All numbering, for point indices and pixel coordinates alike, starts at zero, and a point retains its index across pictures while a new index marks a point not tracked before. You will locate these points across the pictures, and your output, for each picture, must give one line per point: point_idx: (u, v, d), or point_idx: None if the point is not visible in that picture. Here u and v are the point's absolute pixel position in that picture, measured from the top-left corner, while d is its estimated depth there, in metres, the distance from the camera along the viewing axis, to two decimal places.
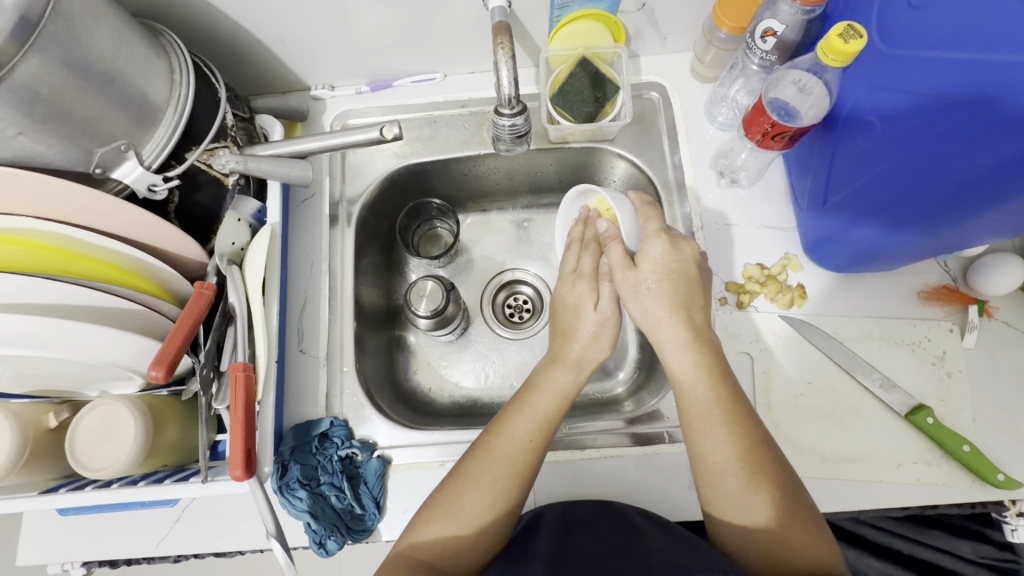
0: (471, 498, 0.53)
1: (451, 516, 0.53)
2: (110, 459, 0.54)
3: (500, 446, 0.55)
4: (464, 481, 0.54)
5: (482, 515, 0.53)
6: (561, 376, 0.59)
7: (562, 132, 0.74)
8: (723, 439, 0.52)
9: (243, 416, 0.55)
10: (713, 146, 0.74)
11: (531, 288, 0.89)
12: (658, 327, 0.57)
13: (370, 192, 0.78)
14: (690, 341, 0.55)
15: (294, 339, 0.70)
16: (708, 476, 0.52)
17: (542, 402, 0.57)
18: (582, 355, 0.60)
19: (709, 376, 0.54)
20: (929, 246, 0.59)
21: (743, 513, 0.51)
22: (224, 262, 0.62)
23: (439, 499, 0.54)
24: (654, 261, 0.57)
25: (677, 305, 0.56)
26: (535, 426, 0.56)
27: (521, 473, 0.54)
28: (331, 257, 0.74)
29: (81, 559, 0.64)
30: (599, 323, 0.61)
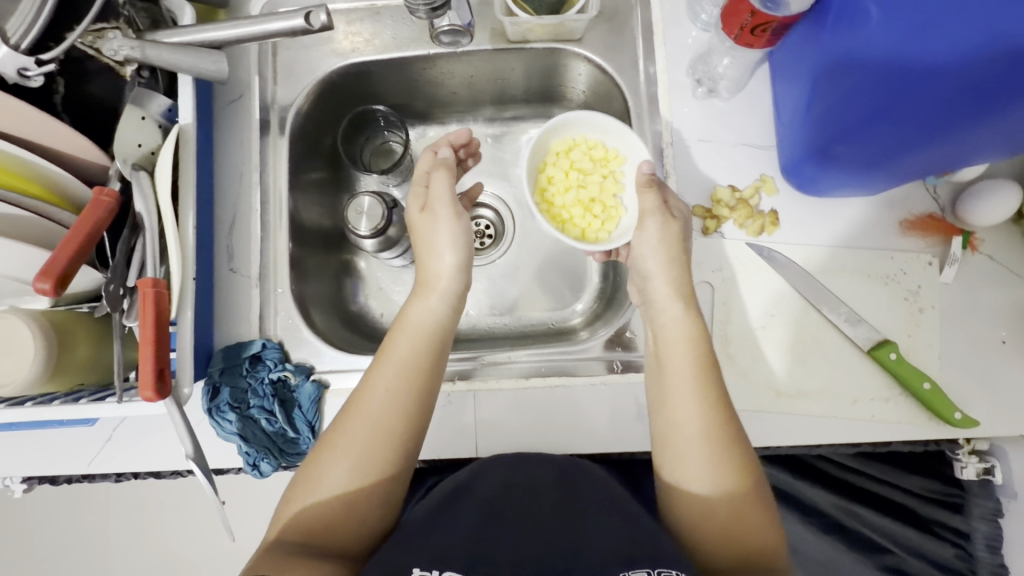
0: (338, 456, 0.49)
1: (330, 479, 0.48)
2: (11, 376, 0.50)
3: (369, 404, 0.51)
4: (336, 437, 0.50)
5: (359, 470, 0.49)
6: (420, 310, 0.56)
7: (520, 28, 0.64)
8: (693, 403, 0.50)
9: (153, 335, 0.51)
10: (693, 49, 0.65)
11: (491, 210, 0.82)
12: (652, 290, 0.56)
13: (306, 96, 0.69)
14: (690, 306, 0.54)
15: (224, 257, 0.65)
16: (677, 447, 0.50)
17: (404, 345, 0.54)
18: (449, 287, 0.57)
19: (692, 334, 0.53)
20: (911, 167, 0.54)
21: (698, 486, 0.49)
22: (128, 167, 0.54)
23: (312, 463, 0.50)
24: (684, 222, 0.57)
25: (677, 267, 0.55)
26: (400, 367, 0.53)
27: (392, 419, 0.51)
28: (263, 168, 0.67)
29: (15, 475, 0.63)
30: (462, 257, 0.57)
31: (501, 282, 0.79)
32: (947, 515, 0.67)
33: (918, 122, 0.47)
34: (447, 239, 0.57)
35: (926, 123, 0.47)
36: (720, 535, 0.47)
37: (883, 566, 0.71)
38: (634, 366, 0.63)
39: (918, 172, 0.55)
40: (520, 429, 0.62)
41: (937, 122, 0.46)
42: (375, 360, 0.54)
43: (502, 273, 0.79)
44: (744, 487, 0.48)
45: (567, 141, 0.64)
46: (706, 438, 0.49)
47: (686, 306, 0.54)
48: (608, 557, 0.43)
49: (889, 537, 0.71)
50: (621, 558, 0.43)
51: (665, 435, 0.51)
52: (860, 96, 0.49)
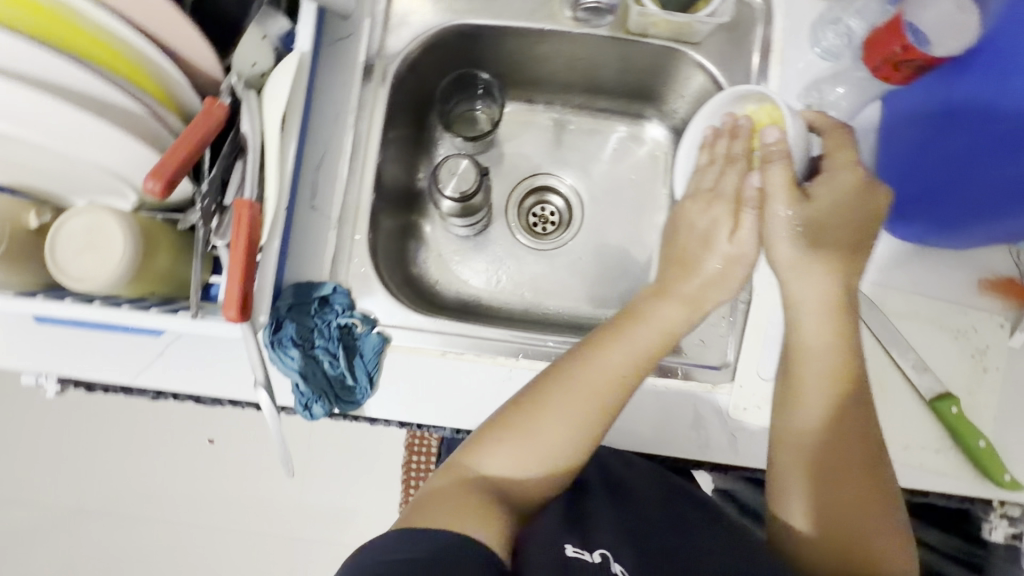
0: (550, 423, 0.47)
1: (515, 448, 0.46)
2: (92, 271, 0.49)
3: (588, 378, 0.48)
4: (551, 401, 0.48)
5: (567, 441, 0.47)
6: (672, 311, 0.52)
7: (644, 20, 0.64)
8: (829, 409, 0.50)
9: (244, 257, 0.50)
10: (809, 75, 0.65)
11: (562, 198, 0.83)
12: (801, 294, 0.51)
13: (414, 48, 0.68)
14: (836, 306, 0.51)
15: (307, 193, 0.64)
16: (823, 452, 0.49)
17: (644, 334, 0.51)
18: (699, 292, 0.52)
19: (845, 352, 0.50)
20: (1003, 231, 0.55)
21: (822, 494, 0.49)
22: (241, 83, 0.54)
23: (514, 417, 0.47)
24: (834, 197, 0.51)
25: (835, 266, 0.51)
26: (633, 357, 0.50)
27: (606, 400, 0.48)
28: (359, 113, 0.66)
29: (58, 374, 0.61)
30: (730, 258, 0.52)
31: (559, 270, 0.81)
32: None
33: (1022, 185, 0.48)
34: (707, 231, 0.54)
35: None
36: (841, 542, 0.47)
37: None
38: (700, 376, 0.62)
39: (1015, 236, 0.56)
40: None
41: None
42: (604, 335, 0.51)
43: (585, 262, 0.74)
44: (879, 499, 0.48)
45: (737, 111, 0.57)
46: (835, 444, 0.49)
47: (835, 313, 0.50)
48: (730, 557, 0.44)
49: None
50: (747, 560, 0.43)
51: (794, 443, 0.50)
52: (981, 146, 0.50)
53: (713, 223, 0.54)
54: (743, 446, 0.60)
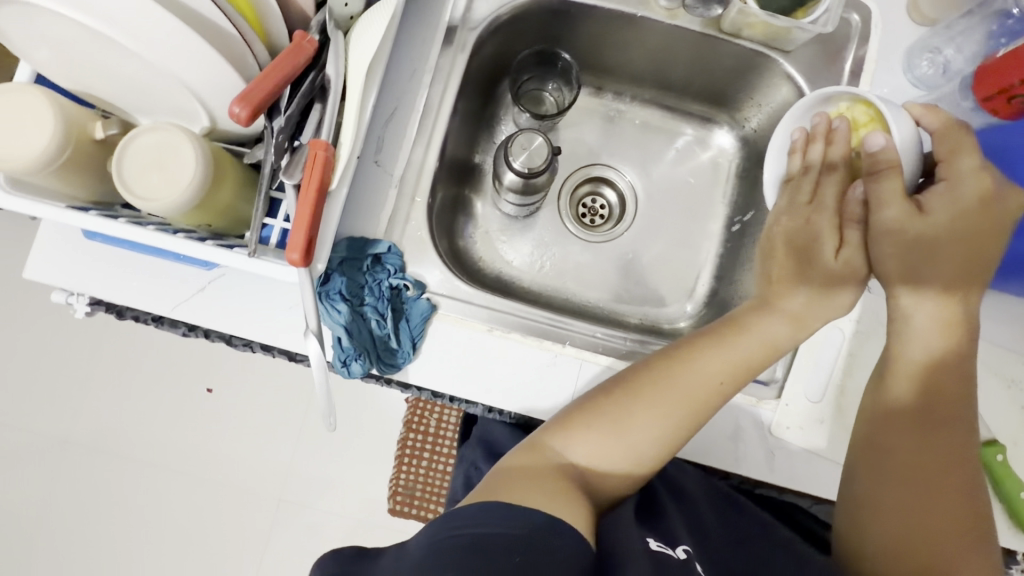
0: (645, 418, 0.48)
1: (608, 436, 0.47)
2: (159, 193, 0.47)
3: (689, 379, 0.49)
4: (648, 396, 0.49)
5: (657, 437, 0.48)
6: (776, 325, 0.53)
7: (742, 19, 0.62)
8: (917, 439, 0.51)
9: (315, 199, 0.48)
10: (898, 100, 0.63)
11: (616, 193, 0.82)
12: (908, 326, 0.52)
13: (500, 15, 0.66)
14: (948, 325, 0.51)
15: (372, 147, 0.62)
16: (908, 474, 0.51)
17: (749, 345, 0.52)
18: (806, 309, 0.53)
19: (940, 368, 0.52)
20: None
21: (899, 520, 0.50)
22: (331, 23, 0.52)
23: (610, 406, 0.48)
24: (949, 209, 0.50)
25: (951, 280, 0.51)
26: (736, 366, 0.51)
27: (704, 400, 0.49)
28: (436, 73, 0.64)
29: (93, 294, 0.60)
30: (833, 276, 0.53)
31: (605, 265, 0.79)
32: None
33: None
34: (808, 244, 0.54)
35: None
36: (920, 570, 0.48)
37: None
38: (743, 388, 0.61)
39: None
40: None
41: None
42: (707, 341, 0.52)
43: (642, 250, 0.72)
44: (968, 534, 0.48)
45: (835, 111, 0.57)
46: (918, 473, 0.50)
47: (947, 345, 0.51)
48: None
49: None
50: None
51: (872, 468, 0.52)
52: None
53: (818, 238, 0.54)
54: (780, 466, 0.59)
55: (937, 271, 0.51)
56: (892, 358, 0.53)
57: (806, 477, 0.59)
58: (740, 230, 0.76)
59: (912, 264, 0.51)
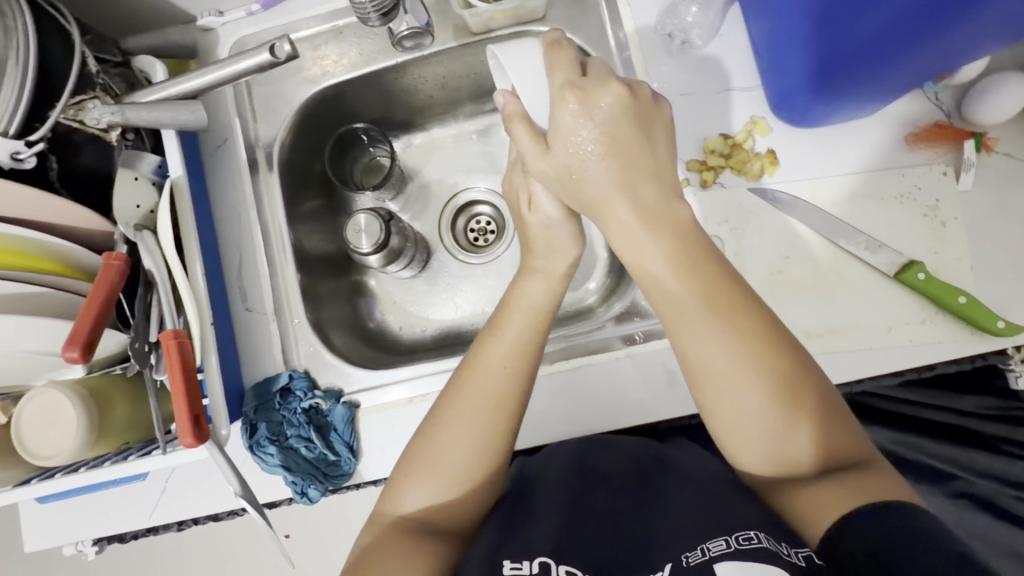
0: (447, 443, 0.49)
1: (433, 470, 0.49)
2: (61, 444, 0.52)
3: (475, 380, 0.50)
4: (442, 428, 0.50)
5: (465, 458, 0.49)
6: (535, 288, 0.55)
7: (481, 18, 0.64)
8: (718, 359, 0.45)
9: (183, 383, 0.53)
10: (658, 4, 0.63)
11: (488, 206, 0.84)
12: (640, 257, 0.48)
13: (286, 129, 0.70)
14: (654, 218, 0.47)
15: (238, 298, 0.67)
16: (706, 379, 0.46)
17: (516, 323, 0.53)
18: (550, 262, 0.55)
19: (677, 261, 0.47)
20: (906, 74, 0.52)
21: (752, 447, 0.46)
22: (131, 228, 0.56)
23: (414, 457, 0.50)
24: (574, 132, 0.47)
25: (623, 182, 0.47)
26: (512, 348, 0.51)
27: (497, 392, 0.50)
28: (259, 207, 0.69)
29: (88, 538, 0.65)
30: (545, 227, 0.55)
31: (508, 276, 0.81)
32: (1009, 429, 0.67)
33: (885, 35, 0.46)
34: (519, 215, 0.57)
35: (892, 32, 0.46)
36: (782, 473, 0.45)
37: (955, 493, 0.69)
38: (656, 334, 0.61)
39: (902, 86, 0.55)
40: (568, 414, 0.61)
41: (900, 28, 0.45)
42: (481, 341, 0.53)
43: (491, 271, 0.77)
44: (796, 420, 0.44)
45: None
46: (737, 386, 0.45)
47: (681, 256, 0.47)
48: (676, 536, 0.47)
49: (954, 463, 0.70)
50: (694, 533, 0.46)
51: (707, 412, 0.47)
52: (825, 28, 0.48)
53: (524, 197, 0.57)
54: None
55: (606, 180, 0.47)
56: (646, 277, 0.49)
57: None
58: None
59: (585, 196, 0.49)
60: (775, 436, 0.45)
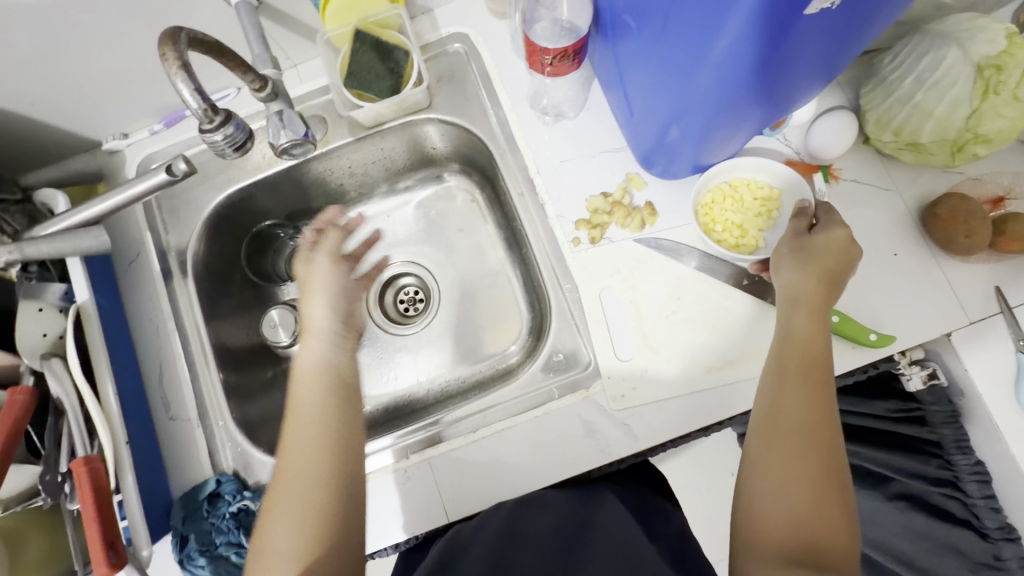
0: (277, 531, 0.48)
1: (264, 563, 0.48)
2: None
3: (291, 454, 0.52)
4: (272, 537, 0.48)
5: (292, 544, 0.48)
6: (318, 348, 0.57)
7: (371, 114, 0.69)
8: (798, 419, 0.50)
9: (94, 510, 0.52)
10: (530, 83, 0.70)
11: (414, 277, 0.86)
12: (790, 323, 0.56)
13: (199, 234, 0.72)
14: (817, 316, 0.55)
15: (161, 408, 0.67)
16: (780, 435, 0.50)
17: (305, 392, 0.54)
18: (314, 321, 0.59)
19: (815, 341, 0.54)
20: (754, 128, 0.56)
21: (787, 492, 0.48)
22: (38, 358, 0.57)
23: (254, 562, 0.48)
24: (826, 246, 0.56)
25: (823, 284, 0.55)
26: (314, 419, 0.53)
27: (312, 462, 0.51)
28: (177, 314, 0.70)
29: None
30: (329, 275, 0.61)
31: (438, 341, 0.82)
32: (916, 429, 0.70)
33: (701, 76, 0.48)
34: (320, 284, 0.60)
35: (717, 101, 0.50)
36: (792, 531, 0.47)
37: (892, 494, 0.71)
38: (571, 387, 0.64)
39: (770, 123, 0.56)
40: (498, 480, 0.62)
41: (724, 98, 0.49)
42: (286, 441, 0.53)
43: None
44: (819, 497, 0.47)
45: (733, 182, 0.65)
46: (800, 457, 0.49)
47: (813, 359, 0.53)
48: None
49: (880, 467, 0.73)
50: None
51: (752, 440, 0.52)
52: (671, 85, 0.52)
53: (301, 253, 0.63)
54: (640, 431, 0.61)
55: (802, 282, 0.56)
56: (785, 335, 0.55)
57: (663, 425, 0.61)
58: (517, 245, 0.80)
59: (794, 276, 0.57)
60: (791, 501, 0.48)
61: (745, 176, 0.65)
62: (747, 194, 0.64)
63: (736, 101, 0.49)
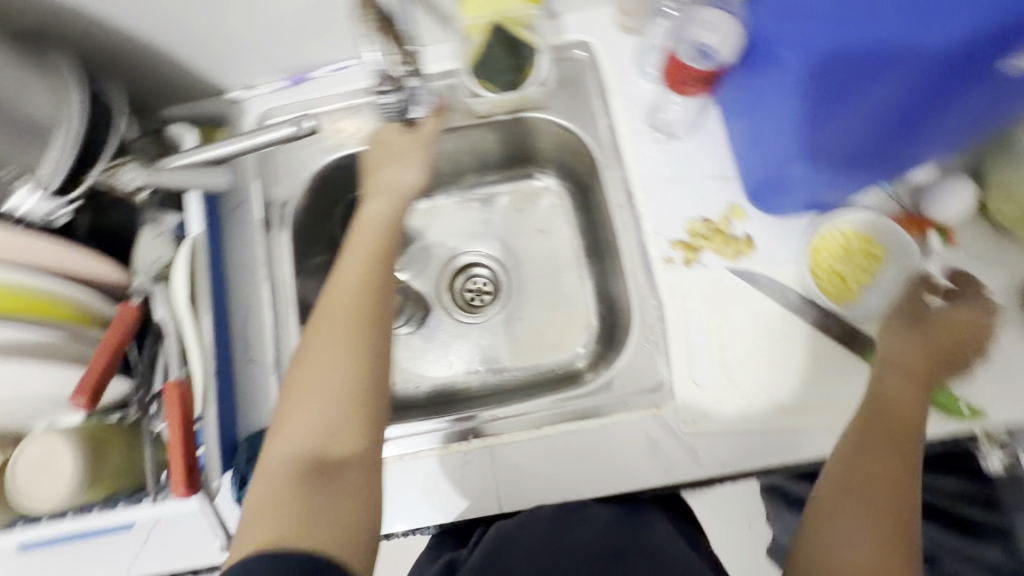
0: (327, 366, 0.50)
1: (315, 397, 0.49)
2: (53, 488, 0.53)
3: (337, 295, 0.53)
4: (302, 390, 0.49)
5: (342, 375, 0.49)
6: (378, 206, 0.60)
7: (488, 105, 0.71)
8: (879, 474, 0.50)
9: (180, 432, 0.55)
10: (647, 99, 0.70)
11: (487, 268, 0.87)
12: (887, 380, 0.56)
13: (302, 191, 0.75)
14: (920, 381, 0.55)
15: (240, 349, 0.69)
16: (860, 488, 0.50)
17: (361, 238, 0.57)
18: (378, 175, 0.62)
19: (915, 401, 0.54)
20: (877, 164, 0.59)
21: (870, 541, 0.48)
22: (149, 280, 0.60)
23: (296, 383, 0.50)
24: (948, 322, 0.58)
25: (930, 351, 0.57)
26: (366, 262, 0.55)
27: (356, 297, 0.53)
28: (269, 262, 0.72)
29: None
30: (410, 144, 0.63)
31: (504, 336, 0.82)
32: (982, 513, 0.68)
33: (808, 88, 0.52)
34: (415, 157, 0.62)
35: (879, 123, 0.52)
36: None
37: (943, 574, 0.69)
38: (642, 402, 0.64)
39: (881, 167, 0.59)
40: (555, 480, 0.62)
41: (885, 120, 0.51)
42: (323, 307, 0.53)
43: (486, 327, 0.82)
44: (895, 555, 0.47)
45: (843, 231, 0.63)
46: (880, 513, 0.49)
47: (910, 423, 0.53)
48: None
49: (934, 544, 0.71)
50: None
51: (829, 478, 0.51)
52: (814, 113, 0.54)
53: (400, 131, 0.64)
54: (706, 458, 0.61)
55: (914, 346, 0.57)
56: (880, 391, 0.55)
57: (730, 456, 0.60)
58: (600, 254, 0.81)
59: (917, 341, 0.57)
60: (864, 553, 0.47)
61: (857, 228, 0.63)
62: (854, 249, 0.63)
63: (907, 118, 0.51)
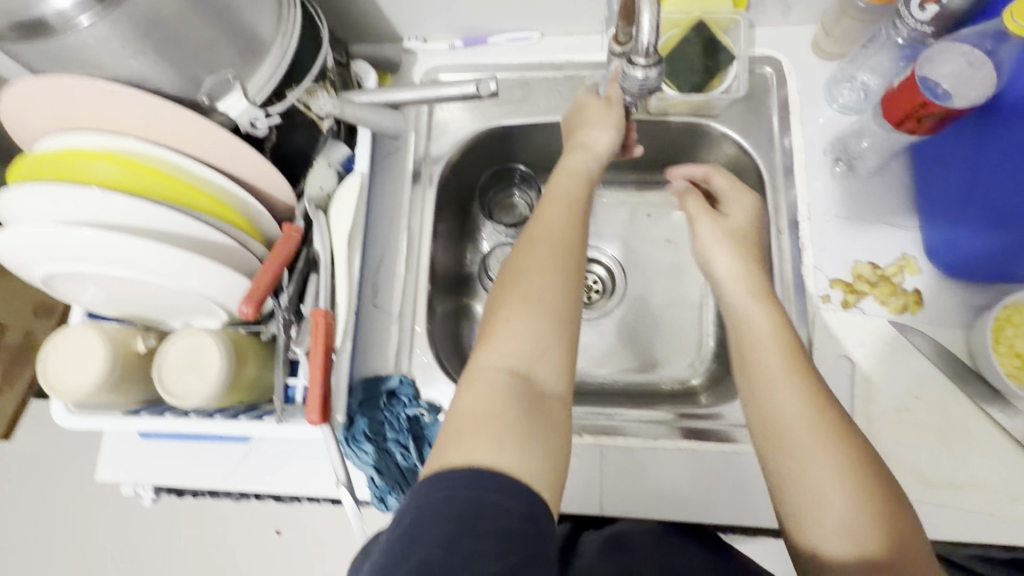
0: (545, 291, 0.49)
1: (531, 323, 0.47)
2: (194, 388, 0.54)
3: (545, 228, 0.53)
4: (512, 308, 0.48)
5: (556, 307, 0.48)
6: (579, 157, 0.59)
7: (663, 103, 0.68)
8: (857, 531, 0.44)
9: (323, 361, 0.55)
10: (832, 130, 0.67)
11: (604, 268, 0.82)
12: (771, 380, 0.50)
13: (454, 151, 0.75)
14: (818, 401, 0.48)
15: (369, 293, 0.69)
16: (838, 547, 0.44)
17: (563, 183, 0.57)
18: (585, 133, 0.61)
19: (815, 408, 0.48)
20: None
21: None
22: (312, 206, 0.61)
23: (506, 304, 0.49)
24: (742, 207, 0.62)
25: (781, 321, 0.53)
26: (572, 206, 0.55)
27: (567, 235, 0.52)
28: (410, 214, 0.72)
29: (154, 484, 0.65)
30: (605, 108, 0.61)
31: (613, 338, 0.79)
32: None
33: None
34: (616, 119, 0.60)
35: None
36: None
37: None
38: None
39: None
40: (664, 495, 0.60)
41: None
42: (530, 235, 0.53)
43: (597, 325, 0.80)
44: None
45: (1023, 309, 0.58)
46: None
47: (854, 460, 0.45)
48: None
49: None
50: None
51: (811, 506, 0.45)
52: None
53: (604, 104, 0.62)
54: None
55: (763, 324, 0.53)
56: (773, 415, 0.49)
57: None
58: None
59: (745, 288, 0.56)
60: None
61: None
62: None
63: None
